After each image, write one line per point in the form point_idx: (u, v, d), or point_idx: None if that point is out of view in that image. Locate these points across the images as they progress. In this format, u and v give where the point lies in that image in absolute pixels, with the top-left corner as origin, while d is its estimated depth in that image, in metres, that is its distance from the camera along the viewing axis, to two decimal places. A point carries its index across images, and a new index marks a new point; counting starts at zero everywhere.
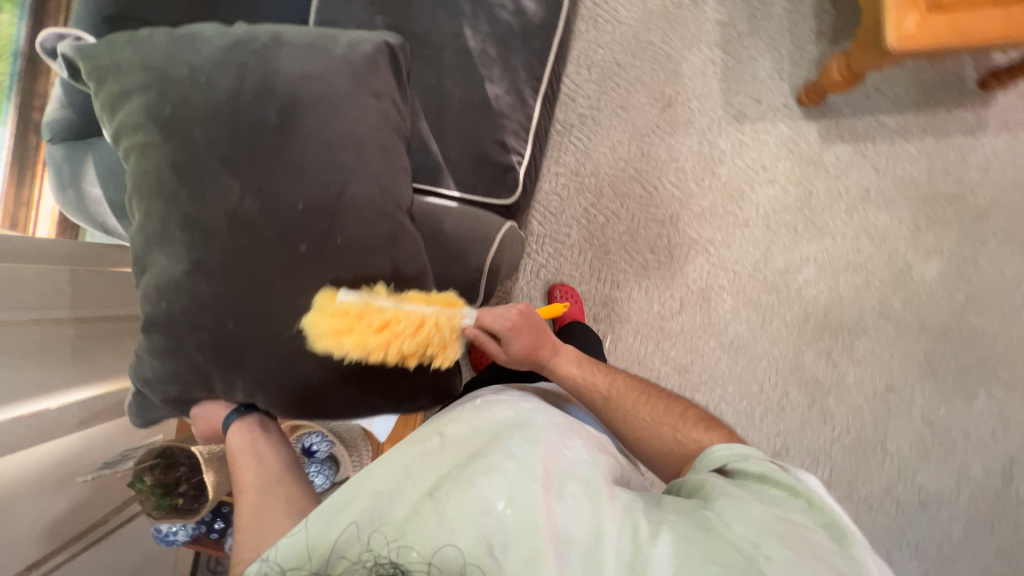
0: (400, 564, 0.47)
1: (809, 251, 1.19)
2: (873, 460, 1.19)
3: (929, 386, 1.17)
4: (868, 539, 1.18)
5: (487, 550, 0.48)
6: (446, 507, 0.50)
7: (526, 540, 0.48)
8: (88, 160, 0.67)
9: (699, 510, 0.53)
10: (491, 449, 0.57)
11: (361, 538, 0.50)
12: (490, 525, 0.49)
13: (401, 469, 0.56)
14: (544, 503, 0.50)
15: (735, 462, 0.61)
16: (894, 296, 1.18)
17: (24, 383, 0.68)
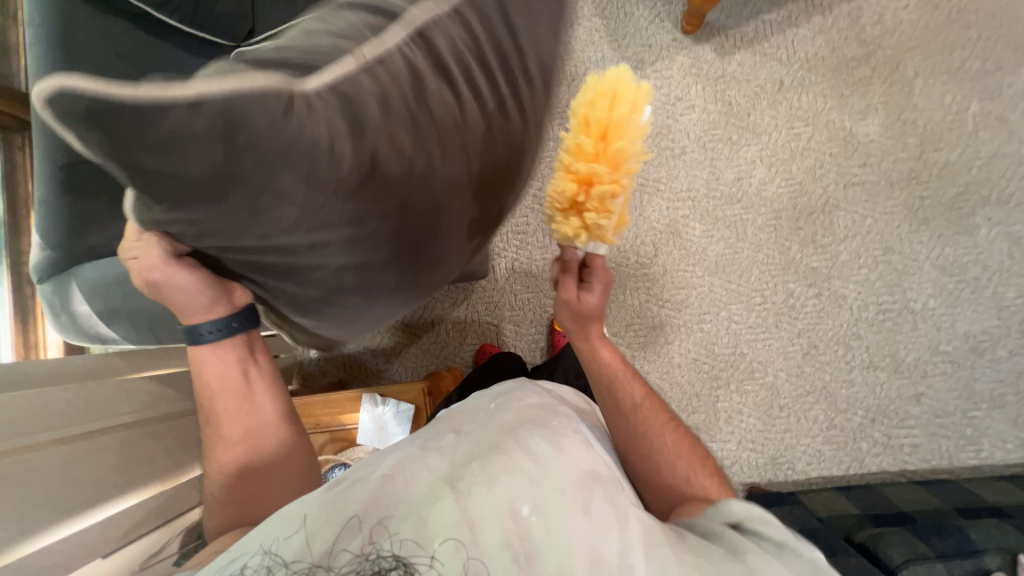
0: (404, 559, 0.42)
1: (753, 153, 1.23)
2: (905, 326, 1.16)
3: (924, 234, 1.17)
4: (937, 403, 1.14)
5: (509, 562, 0.43)
6: (469, 507, 0.45)
7: (552, 560, 0.43)
8: (70, 286, 0.76)
9: (722, 560, 0.48)
10: (513, 447, 0.51)
11: (366, 528, 0.43)
12: (516, 531, 0.45)
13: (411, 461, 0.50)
14: (571, 522, 0.46)
15: (755, 521, 0.54)
16: (850, 164, 1.20)
17: (60, 506, 0.67)
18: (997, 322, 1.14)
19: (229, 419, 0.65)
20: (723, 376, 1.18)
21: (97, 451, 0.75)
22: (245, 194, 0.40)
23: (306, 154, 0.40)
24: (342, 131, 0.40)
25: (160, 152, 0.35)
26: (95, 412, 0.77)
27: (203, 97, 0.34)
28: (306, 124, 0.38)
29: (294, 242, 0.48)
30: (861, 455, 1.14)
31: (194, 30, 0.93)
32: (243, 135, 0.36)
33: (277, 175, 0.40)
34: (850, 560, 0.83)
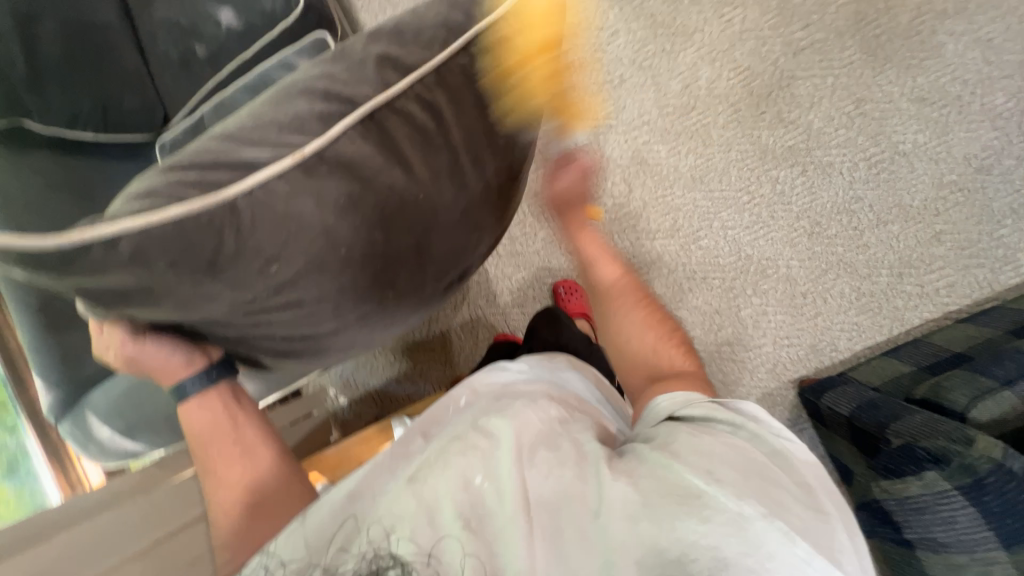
0: (401, 558, 0.46)
1: (691, 55, 1.18)
2: (903, 170, 1.11)
3: (891, 71, 1.11)
4: (961, 234, 1.09)
5: (467, 525, 0.47)
6: (429, 494, 0.48)
7: (505, 512, 0.48)
8: (87, 417, 0.78)
9: (653, 451, 0.50)
10: (471, 432, 0.53)
11: (362, 530, 0.48)
12: (470, 500, 0.48)
13: (379, 472, 0.52)
14: (520, 470, 0.50)
15: (683, 405, 0.56)
16: (793, 30, 1.14)
17: None
18: (995, 134, 1.09)
19: (227, 460, 0.66)
20: (737, 283, 1.14)
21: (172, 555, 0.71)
22: (218, 286, 0.52)
23: (261, 241, 0.52)
24: (287, 216, 0.52)
25: (128, 271, 0.48)
26: (144, 528, 0.74)
27: (134, 228, 0.46)
28: (244, 221, 0.50)
29: (279, 316, 0.60)
30: (900, 312, 1.10)
31: (111, 136, 0.93)
32: (192, 242, 0.48)
33: (237, 268, 0.52)
34: (914, 419, 0.80)
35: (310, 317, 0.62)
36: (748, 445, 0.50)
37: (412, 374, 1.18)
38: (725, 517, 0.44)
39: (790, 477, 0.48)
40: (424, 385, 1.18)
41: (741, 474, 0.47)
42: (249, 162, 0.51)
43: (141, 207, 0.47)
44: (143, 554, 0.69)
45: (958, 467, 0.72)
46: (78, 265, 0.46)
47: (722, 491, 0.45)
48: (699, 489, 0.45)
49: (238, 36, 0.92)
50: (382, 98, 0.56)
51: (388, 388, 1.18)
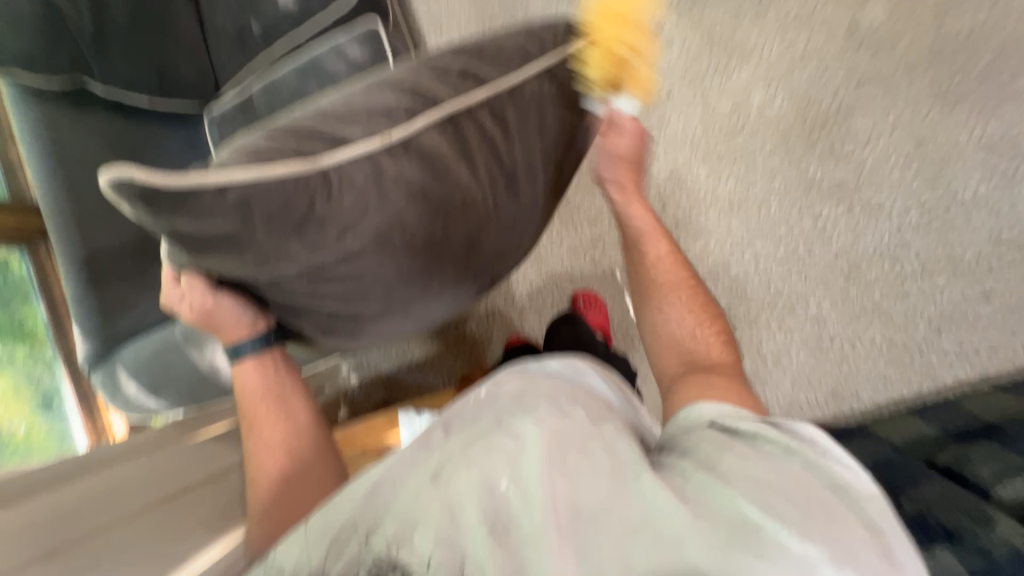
0: (401, 561, 0.45)
1: (746, 75, 1.13)
2: (959, 221, 1.04)
3: (962, 115, 1.04)
4: (1013, 296, 1.02)
5: (505, 525, 0.46)
6: (453, 493, 0.48)
7: (534, 516, 0.46)
8: (118, 371, 0.83)
9: (695, 471, 0.49)
10: (497, 429, 0.52)
11: (375, 531, 0.47)
12: (494, 504, 0.47)
13: (404, 461, 0.52)
14: (552, 477, 0.48)
15: (728, 419, 0.55)
16: (859, 59, 1.08)
17: (171, 556, 0.66)
18: None
19: (270, 424, 0.70)
20: (762, 316, 1.11)
21: (180, 511, 0.76)
22: (299, 247, 0.52)
23: (343, 209, 0.53)
24: (363, 195, 0.54)
25: (224, 220, 0.48)
26: (156, 484, 0.78)
27: (244, 179, 0.47)
28: (333, 189, 0.52)
29: (332, 289, 0.58)
30: (932, 369, 1.04)
31: (166, 104, 0.96)
32: (287, 202, 0.50)
33: (321, 232, 0.52)
34: (931, 487, 0.79)
35: (360, 296, 0.61)
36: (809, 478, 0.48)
37: (421, 361, 1.20)
38: (788, 555, 0.41)
39: (857, 517, 0.45)
40: (433, 374, 1.20)
41: (796, 506, 0.44)
42: (340, 138, 0.54)
43: (250, 164, 0.49)
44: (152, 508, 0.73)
45: (972, 547, 0.68)
46: (183, 207, 0.46)
47: (780, 522, 0.43)
48: (755, 517, 0.44)
49: (293, 17, 0.93)
50: (461, 104, 0.59)
51: (398, 374, 1.21)
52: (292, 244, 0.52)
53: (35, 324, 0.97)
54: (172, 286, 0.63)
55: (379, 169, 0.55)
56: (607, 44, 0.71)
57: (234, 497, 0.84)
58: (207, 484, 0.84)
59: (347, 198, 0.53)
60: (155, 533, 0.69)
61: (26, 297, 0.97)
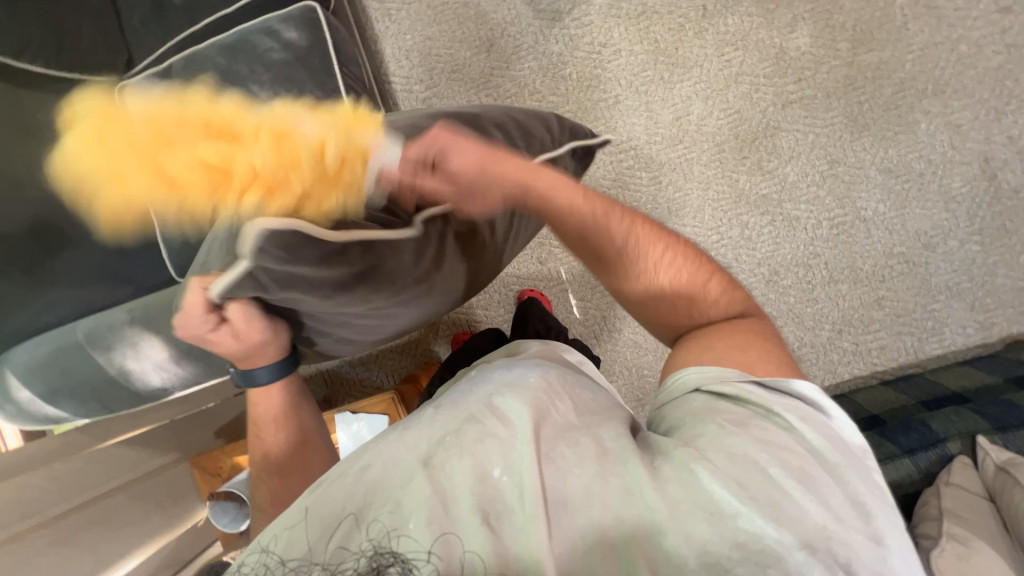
0: (402, 555, 0.36)
1: (686, 88, 1.19)
2: (860, 235, 1.17)
3: (867, 140, 1.16)
4: (901, 304, 1.17)
5: (484, 519, 0.39)
6: (443, 482, 0.40)
7: (518, 509, 0.39)
8: (9, 374, 0.74)
9: (676, 450, 0.45)
10: (488, 412, 0.47)
11: (359, 526, 0.39)
12: (483, 491, 0.40)
13: (393, 439, 0.46)
14: (536, 467, 0.41)
15: (711, 381, 0.52)
16: (786, 82, 1.17)
17: None
18: (946, 215, 1.15)
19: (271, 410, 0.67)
20: None
21: (86, 525, 0.75)
22: (373, 293, 0.59)
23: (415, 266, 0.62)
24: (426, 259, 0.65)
25: (344, 266, 0.53)
26: (48, 501, 0.74)
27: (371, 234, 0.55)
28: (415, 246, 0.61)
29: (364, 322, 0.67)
30: (834, 366, 1.17)
31: (64, 73, 0.86)
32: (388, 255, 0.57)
33: (396, 279, 0.60)
34: None
35: (377, 328, 0.68)
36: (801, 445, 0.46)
37: (365, 358, 1.18)
38: (765, 543, 0.39)
39: (846, 494, 0.43)
40: (377, 370, 1.18)
41: (790, 474, 0.42)
42: (417, 194, 0.61)
43: (373, 217, 0.56)
44: (55, 522, 0.72)
45: None
46: (324, 259, 0.51)
47: (757, 507, 0.40)
48: (733, 504, 0.40)
49: None
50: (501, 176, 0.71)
51: (340, 370, 1.17)
52: (372, 292, 0.59)
53: None
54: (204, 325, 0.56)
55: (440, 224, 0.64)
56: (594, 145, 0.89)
57: (141, 511, 0.86)
58: (117, 493, 0.83)
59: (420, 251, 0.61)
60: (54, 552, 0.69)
61: None
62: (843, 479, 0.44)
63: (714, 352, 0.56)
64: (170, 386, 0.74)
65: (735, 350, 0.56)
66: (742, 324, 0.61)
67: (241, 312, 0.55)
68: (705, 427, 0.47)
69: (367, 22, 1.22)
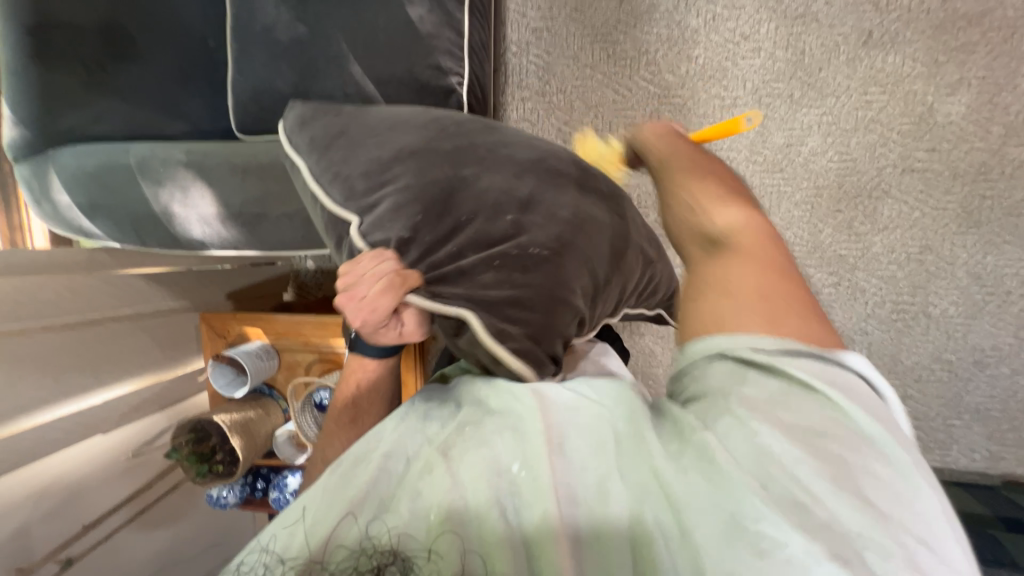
0: (402, 553, 0.38)
1: (811, 116, 1.09)
2: (917, 329, 1.12)
3: (972, 238, 1.07)
4: (923, 409, 1.14)
5: (498, 512, 0.39)
6: (456, 469, 0.42)
7: (530, 506, 0.40)
8: (51, 172, 0.71)
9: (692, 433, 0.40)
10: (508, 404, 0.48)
11: (360, 526, 0.40)
12: (494, 484, 0.41)
13: (405, 426, 0.50)
14: (546, 465, 0.41)
15: (734, 348, 0.42)
16: (917, 147, 1.07)
17: (22, 400, 0.69)
18: (1013, 341, 1.09)
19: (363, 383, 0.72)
20: None
21: (70, 347, 0.76)
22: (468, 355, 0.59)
23: None
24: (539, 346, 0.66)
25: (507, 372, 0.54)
26: (66, 306, 0.77)
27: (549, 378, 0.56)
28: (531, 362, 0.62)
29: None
30: None
31: None
32: None
33: None
34: None
35: None
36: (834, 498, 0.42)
37: None
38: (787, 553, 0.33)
39: (888, 473, 0.36)
40: None
41: (833, 476, 0.35)
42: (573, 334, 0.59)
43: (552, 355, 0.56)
44: (42, 334, 0.72)
45: None
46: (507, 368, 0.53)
47: (777, 509, 0.35)
48: (757, 507, 0.35)
49: None
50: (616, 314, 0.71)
51: None
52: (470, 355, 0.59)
53: None
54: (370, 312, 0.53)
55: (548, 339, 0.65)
56: None
57: (135, 346, 0.87)
58: (115, 322, 0.84)
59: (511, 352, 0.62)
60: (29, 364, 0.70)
61: None
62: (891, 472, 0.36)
63: (729, 278, 0.46)
64: (209, 243, 0.72)
65: (751, 282, 0.45)
66: (763, 262, 0.47)
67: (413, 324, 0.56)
68: (725, 408, 0.40)
69: None
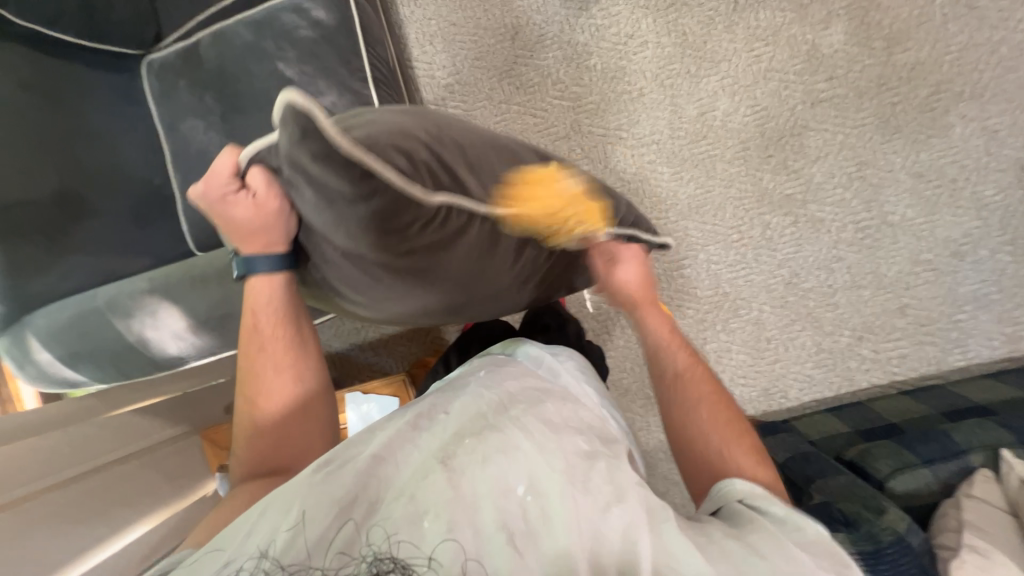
0: (403, 560, 0.39)
1: (713, 83, 1.17)
2: (886, 240, 1.14)
3: (898, 142, 1.13)
4: (925, 313, 1.13)
5: (509, 535, 0.41)
6: (462, 483, 0.43)
7: (547, 535, 0.42)
8: (30, 337, 0.75)
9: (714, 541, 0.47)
10: (508, 424, 0.49)
11: (361, 533, 0.41)
12: (508, 506, 0.43)
13: (404, 434, 0.49)
14: (565, 497, 0.44)
15: (755, 497, 0.54)
16: (816, 80, 1.14)
17: (66, 550, 0.67)
18: (977, 223, 1.12)
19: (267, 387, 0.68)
20: (709, 316, 1.17)
21: (94, 491, 0.77)
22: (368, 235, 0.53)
23: (421, 241, 0.56)
24: (441, 251, 0.58)
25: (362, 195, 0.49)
26: (66, 461, 0.76)
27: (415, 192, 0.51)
28: (433, 230, 0.56)
29: (349, 274, 0.60)
30: (851, 373, 1.14)
31: (92, 43, 0.88)
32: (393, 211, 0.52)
33: (395, 243, 0.55)
34: (838, 479, 0.87)
35: (355, 287, 0.61)
36: (810, 559, 0.47)
37: (377, 343, 1.24)
38: None
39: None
40: (388, 355, 1.23)
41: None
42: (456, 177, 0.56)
43: (402, 168, 0.51)
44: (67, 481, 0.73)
45: (864, 534, 0.75)
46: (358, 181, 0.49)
47: None
48: None
49: None
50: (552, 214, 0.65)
51: (351, 353, 1.24)
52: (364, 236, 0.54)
53: None
54: (222, 177, 0.61)
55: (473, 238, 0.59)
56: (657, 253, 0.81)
57: (150, 478, 0.88)
58: (128, 460, 0.85)
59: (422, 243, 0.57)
60: (64, 514, 0.70)
61: None
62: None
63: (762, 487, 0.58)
64: (188, 355, 0.75)
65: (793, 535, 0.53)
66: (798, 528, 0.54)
67: (263, 182, 0.58)
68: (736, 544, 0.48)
69: (394, 8, 1.23)
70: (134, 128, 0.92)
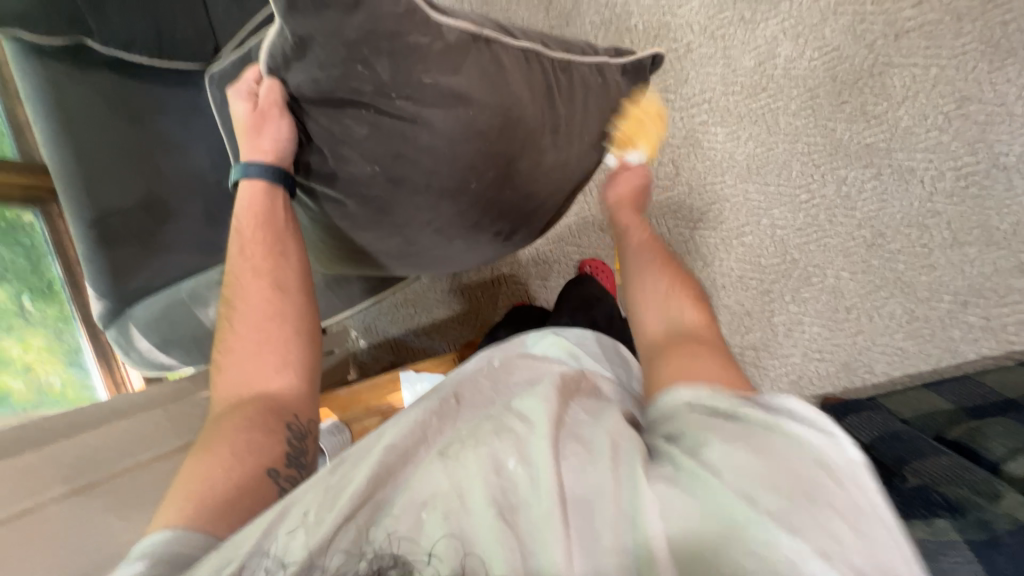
0: (402, 558, 0.40)
1: (772, 28, 1.05)
2: (999, 186, 0.97)
3: (1012, 69, 0.94)
4: None
5: (498, 512, 0.41)
6: (456, 468, 0.44)
7: (535, 504, 0.41)
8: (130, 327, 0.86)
9: (683, 459, 0.44)
10: (503, 409, 0.50)
11: (362, 533, 0.42)
12: (500, 484, 0.43)
13: (418, 429, 0.51)
14: (552, 463, 0.43)
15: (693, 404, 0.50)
16: (901, 7, 0.99)
17: None
18: None
19: (246, 320, 0.72)
20: (776, 287, 1.08)
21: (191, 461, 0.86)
22: (384, 63, 0.62)
23: (433, 58, 0.63)
24: (459, 86, 0.65)
25: (360, 13, 0.58)
26: (165, 436, 0.88)
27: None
28: (436, 49, 0.62)
29: (388, 128, 0.68)
30: (954, 344, 0.99)
31: (163, 63, 0.96)
32: (398, 29, 0.60)
33: (411, 68, 0.63)
34: (938, 461, 0.77)
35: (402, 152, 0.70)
36: (784, 464, 0.42)
37: (428, 328, 1.28)
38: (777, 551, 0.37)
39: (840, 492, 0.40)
40: (439, 339, 1.27)
41: (789, 494, 0.39)
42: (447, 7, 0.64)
43: None
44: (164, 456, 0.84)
45: (974, 521, 0.68)
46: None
47: (763, 513, 0.38)
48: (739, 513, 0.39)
49: None
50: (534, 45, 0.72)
51: (405, 338, 1.30)
52: (382, 66, 0.62)
53: (60, 298, 1.12)
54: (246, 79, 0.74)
55: (474, 61, 0.65)
56: (648, 66, 0.86)
57: None
58: None
59: (429, 66, 0.63)
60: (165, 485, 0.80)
61: (43, 258, 1.11)
62: (838, 483, 0.40)
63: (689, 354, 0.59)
64: None
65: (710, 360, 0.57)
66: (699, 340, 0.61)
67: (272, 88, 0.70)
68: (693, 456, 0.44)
69: None
70: (201, 137, 1.00)
